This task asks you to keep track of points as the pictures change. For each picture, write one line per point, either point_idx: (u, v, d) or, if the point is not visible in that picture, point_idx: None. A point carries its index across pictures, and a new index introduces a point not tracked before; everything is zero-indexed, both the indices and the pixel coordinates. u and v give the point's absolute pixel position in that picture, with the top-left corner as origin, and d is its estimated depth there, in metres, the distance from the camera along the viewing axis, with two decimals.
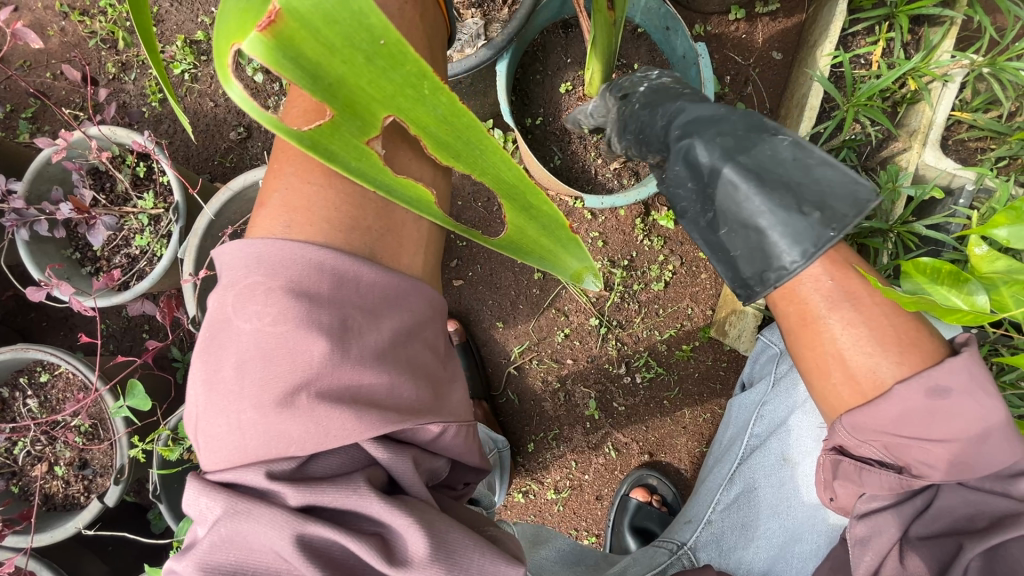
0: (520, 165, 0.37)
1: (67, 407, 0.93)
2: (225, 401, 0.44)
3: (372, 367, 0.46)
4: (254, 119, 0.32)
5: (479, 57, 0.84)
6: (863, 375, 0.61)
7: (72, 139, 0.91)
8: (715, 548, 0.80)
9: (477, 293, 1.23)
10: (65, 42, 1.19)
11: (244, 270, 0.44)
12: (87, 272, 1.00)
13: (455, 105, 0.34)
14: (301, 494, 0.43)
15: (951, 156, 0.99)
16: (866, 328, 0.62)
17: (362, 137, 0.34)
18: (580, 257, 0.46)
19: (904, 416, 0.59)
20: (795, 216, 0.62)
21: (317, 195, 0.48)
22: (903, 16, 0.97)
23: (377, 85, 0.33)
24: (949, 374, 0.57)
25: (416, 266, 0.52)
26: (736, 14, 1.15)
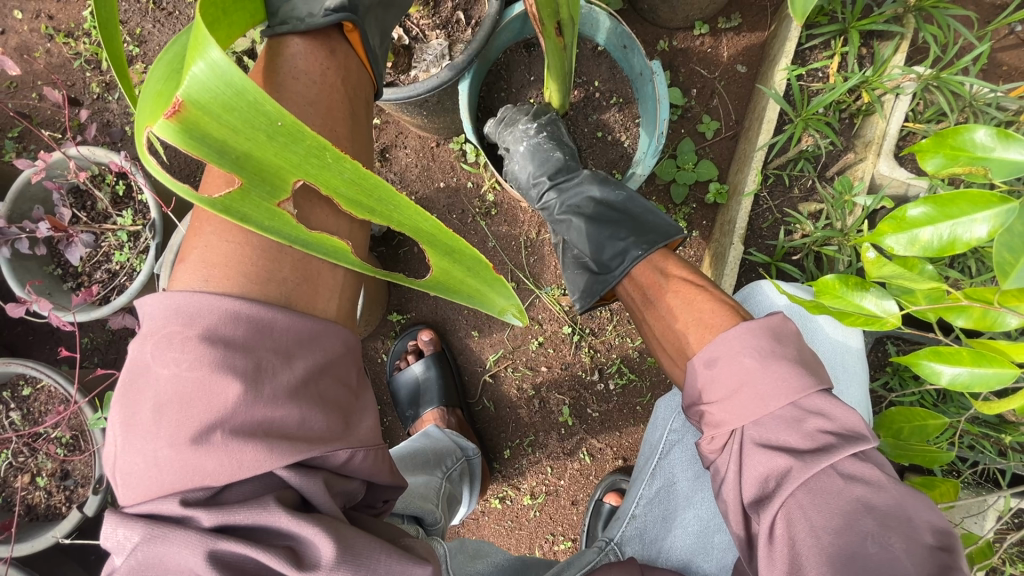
0: (434, 217, 0.39)
1: (48, 420, 0.95)
2: (142, 441, 0.45)
3: (285, 405, 0.47)
4: (172, 190, 0.36)
5: (441, 78, 0.87)
6: (672, 351, 0.74)
7: (50, 160, 0.95)
8: (638, 541, 0.83)
9: (453, 302, 1.26)
10: (51, 64, 1.23)
11: (163, 320, 0.47)
12: (68, 288, 1.03)
13: (359, 169, 0.36)
14: (214, 514, 0.45)
15: (906, 165, 1.02)
16: (671, 311, 0.74)
17: (272, 200, 0.38)
18: (506, 296, 0.48)
19: (700, 387, 0.66)
20: (620, 244, 0.85)
21: (235, 251, 0.51)
22: (855, 31, 1.00)
23: (283, 156, 0.36)
24: (716, 345, 0.65)
25: (331, 309, 0.55)
26: (701, 29, 1.18)
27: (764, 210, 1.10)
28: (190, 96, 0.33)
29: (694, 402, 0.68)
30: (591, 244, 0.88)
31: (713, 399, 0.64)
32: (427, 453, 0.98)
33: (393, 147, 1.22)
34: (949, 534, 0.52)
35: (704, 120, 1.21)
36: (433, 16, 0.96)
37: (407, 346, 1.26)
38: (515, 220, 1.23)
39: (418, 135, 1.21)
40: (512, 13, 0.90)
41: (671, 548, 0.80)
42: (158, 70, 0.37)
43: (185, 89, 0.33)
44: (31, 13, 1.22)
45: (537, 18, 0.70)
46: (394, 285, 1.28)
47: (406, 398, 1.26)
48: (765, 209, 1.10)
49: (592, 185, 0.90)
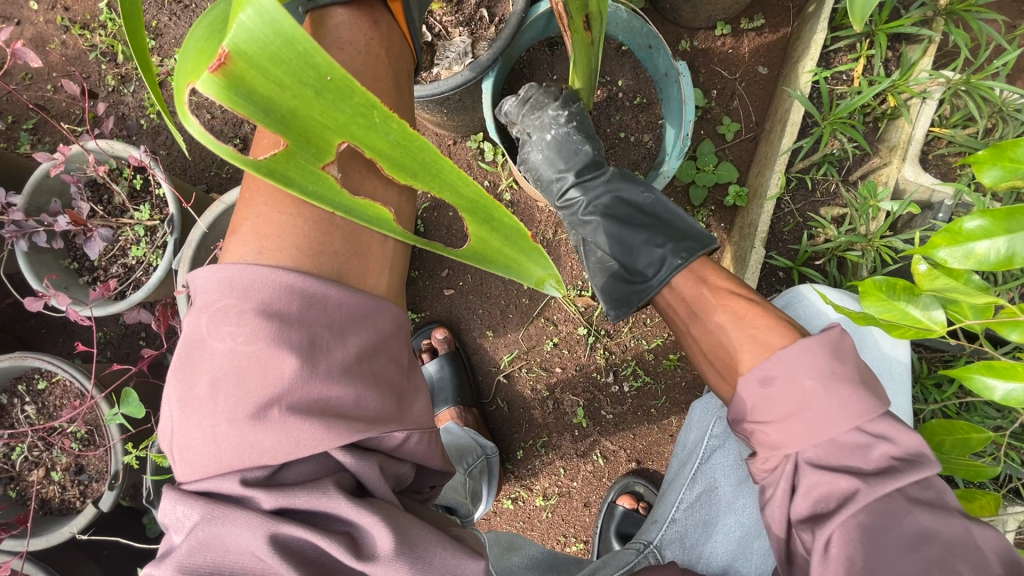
0: (477, 182, 0.39)
1: (64, 415, 0.95)
2: (198, 415, 0.46)
3: (340, 382, 0.47)
4: (213, 153, 0.34)
5: (464, 77, 0.87)
6: (720, 366, 0.72)
7: (69, 153, 0.94)
8: (679, 545, 0.83)
9: (467, 302, 1.25)
10: (66, 56, 1.22)
11: (218, 292, 0.46)
12: (85, 281, 1.03)
13: (407, 130, 0.36)
14: (275, 497, 0.46)
15: (930, 170, 1.01)
16: (717, 327, 0.72)
17: (317, 163, 0.36)
18: (545, 265, 0.48)
19: (753, 406, 0.65)
20: (655, 251, 0.85)
21: (287, 222, 0.50)
22: (882, 34, 0.99)
23: (329, 114, 0.35)
24: (773, 364, 0.64)
25: (382, 286, 0.54)
26: (722, 30, 1.17)
27: (785, 213, 1.09)
28: (237, 46, 0.31)
29: (744, 418, 0.66)
30: (622, 249, 0.87)
31: (769, 419, 0.63)
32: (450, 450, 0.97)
33: None
34: (1016, 562, 0.53)
35: (724, 122, 1.20)
36: (456, 13, 0.94)
37: (421, 344, 1.25)
38: (531, 220, 1.22)
39: (435, 133, 1.20)
40: (537, 11, 0.89)
41: (712, 554, 0.80)
42: (198, 31, 0.36)
43: (231, 39, 0.31)
44: (46, 4, 1.21)
45: (564, 13, 0.69)
46: (408, 283, 1.27)
47: None
48: (787, 213, 1.09)
49: (624, 187, 0.88)
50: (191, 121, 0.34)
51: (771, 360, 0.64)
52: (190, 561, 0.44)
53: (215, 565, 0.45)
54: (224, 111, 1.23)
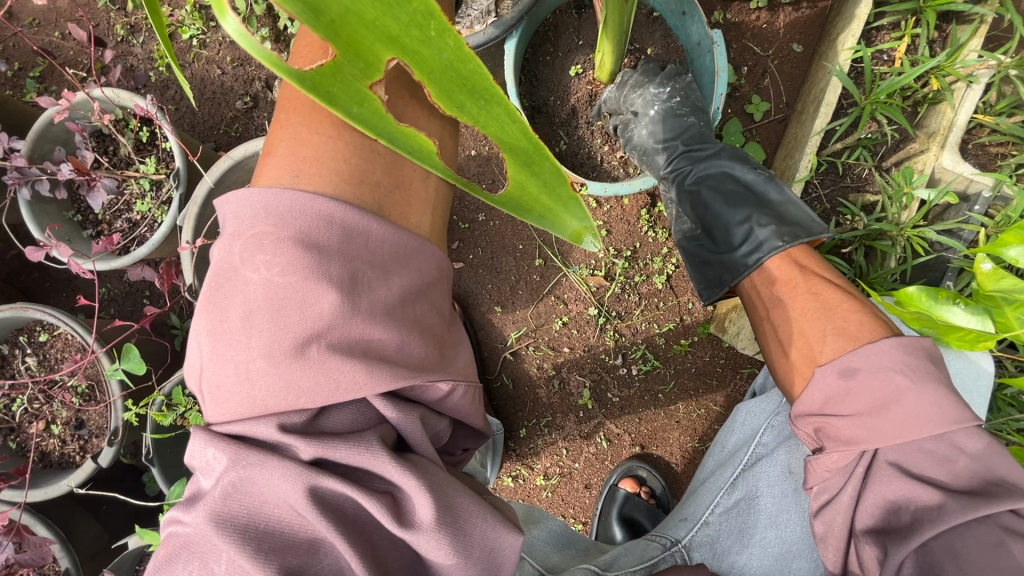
0: (525, 121, 0.44)
1: (65, 367, 0.94)
2: (232, 351, 0.47)
3: (380, 322, 0.50)
4: (250, 52, 0.35)
5: (486, 35, 0.83)
6: (794, 357, 0.74)
7: (75, 100, 0.91)
8: (710, 549, 0.84)
9: (477, 276, 1.22)
10: (74, 2, 1.18)
11: (253, 219, 0.48)
12: (88, 235, 1.00)
13: (461, 50, 0.39)
14: (313, 447, 0.47)
15: (969, 160, 0.96)
16: (801, 319, 0.74)
17: (364, 79, 0.39)
18: (580, 219, 0.53)
19: (829, 398, 0.67)
20: (755, 230, 0.85)
21: (325, 144, 0.52)
22: (930, 11, 0.93)
23: (380, 25, 0.37)
24: (858, 358, 0.66)
25: (424, 225, 0.57)
26: (758, 2, 1.11)
27: (813, 198, 1.04)
28: None
29: (814, 412, 0.69)
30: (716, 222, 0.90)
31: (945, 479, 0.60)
32: None
33: None
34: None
35: (753, 101, 1.14)
36: None
37: None
38: None
39: None
40: None
41: (745, 566, 0.82)
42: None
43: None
44: None
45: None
46: None
47: None
48: (814, 198, 1.05)
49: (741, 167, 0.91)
50: (231, 18, 0.36)
51: (857, 352, 0.66)
52: (225, 509, 0.46)
53: (254, 511, 0.47)
54: (235, 67, 1.19)
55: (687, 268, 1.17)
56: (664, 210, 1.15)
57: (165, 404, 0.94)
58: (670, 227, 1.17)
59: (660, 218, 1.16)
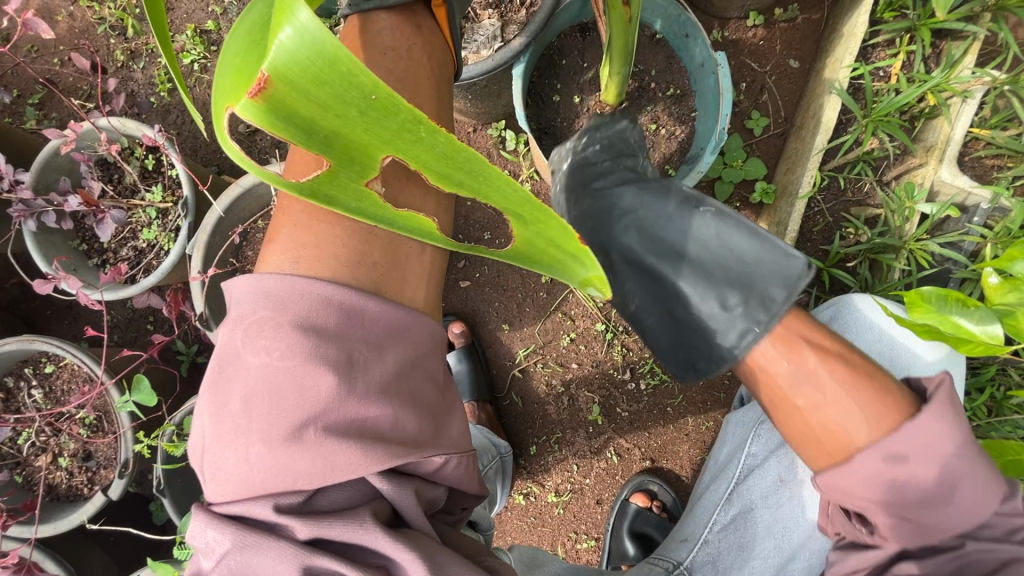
0: (527, 189, 0.34)
1: (73, 400, 0.93)
2: (233, 435, 0.47)
3: (376, 401, 0.48)
4: (255, 176, 0.34)
5: (494, 62, 0.84)
6: (826, 438, 0.60)
7: (81, 131, 0.91)
8: (712, 568, 0.83)
9: (484, 294, 1.23)
10: (74, 29, 1.18)
11: (254, 305, 0.48)
12: (94, 264, 1.00)
13: (452, 141, 0.33)
14: (310, 527, 0.46)
15: (966, 172, 0.98)
16: (836, 414, 0.59)
17: (361, 180, 0.36)
18: (591, 268, 0.43)
19: (868, 482, 0.57)
20: (722, 304, 0.68)
21: (328, 232, 0.52)
22: (925, 29, 0.95)
23: (371, 132, 0.33)
24: (905, 443, 0.55)
25: (418, 299, 0.56)
26: (754, 20, 1.13)
27: (816, 212, 1.07)
28: (276, 69, 0.30)
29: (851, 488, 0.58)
30: (672, 292, 0.72)
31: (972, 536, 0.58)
32: None
33: None
34: None
35: (753, 116, 1.16)
36: None
37: None
38: None
39: (455, 119, 1.18)
40: None
41: None
42: (236, 41, 0.34)
43: (270, 62, 0.30)
44: None
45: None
46: None
47: None
48: (817, 212, 1.07)
49: (680, 208, 0.74)
50: (234, 145, 0.33)
51: (900, 438, 0.56)
52: None
53: None
54: None
55: None
56: None
57: (176, 434, 0.93)
58: None
59: None
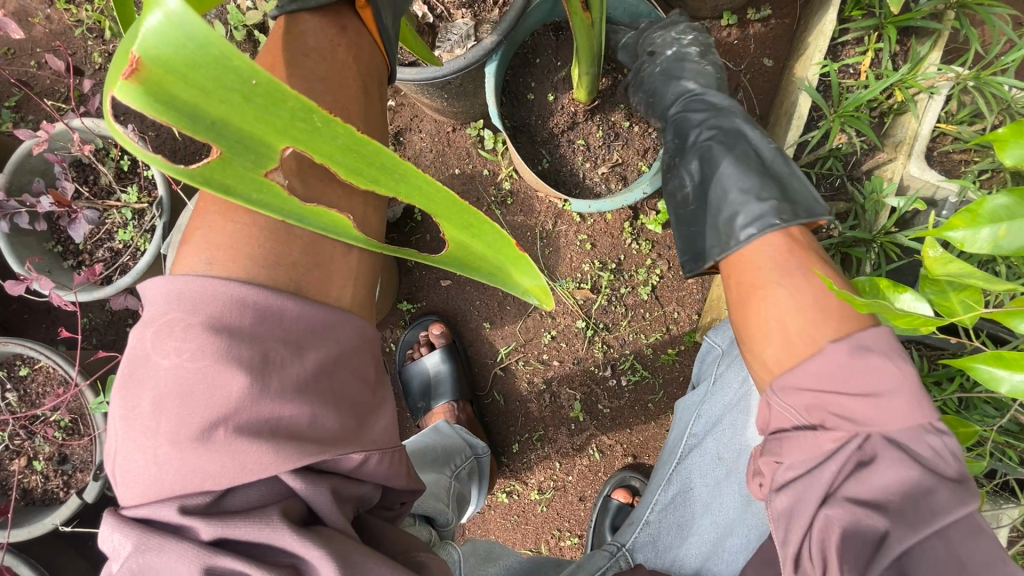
0: (442, 186, 0.40)
1: (47, 402, 0.92)
2: (142, 437, 0.45)
3: (292, 399, 0.47)
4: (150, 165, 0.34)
5: (468, 58, 0.84)
6: (793, 333, 0.65)
7: (54, 131, 0.90)
8: (652, 548, 0.87)
9: (465, 292, 1.24)
10: (51, 31, 1.18)
11: (165, 306, 0.47)
12: (69, 265, 0.99)
13: (355, 135, 0.36)
14: (214, 527, 0.44)
15: (934, 167, 1.00)
16: (807, 302, 0.65)
17: (258, 169, 0.36)
18: (530, 277, 0.51)
19: (827, 374, 0.61)
20: (756, 200, 0.78)
21: (241, 232, 0.51)
22: (891, 27, 0.97)
23: (265, 121, 0.34)
24: (871, 338, 0.60)
25: (345, 297, 0.55)
26: (728, 20, 1.15)
27: None
28: (149, 53, 0.30)
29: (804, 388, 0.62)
30: (704, 183, 0.86)
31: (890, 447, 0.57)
32: (437, 449, 0.98)
33: (407, 130, 1.20)
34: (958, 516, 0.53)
35: None
36: None
37: (418, 336, 1.23)
38: (531, 210, 1.20)
39: (434, 119, 1.18)
40: None
41: (684, 557, 0.84)
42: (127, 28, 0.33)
43: (142, 44, 0.29)
44: None
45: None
46: (404, 273, 1.25)
47: (418, 390, 1.25)
48: None
49: (757, 132, 0.86)
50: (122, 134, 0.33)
51: (863, 337, 0.61)
52: None
53: None
54: None
55: (670, 278, 1.20)
56: (647, 222, 1.18)
57: None
58: (654, 240, 1.19)
59: (643, 231, 1.19)
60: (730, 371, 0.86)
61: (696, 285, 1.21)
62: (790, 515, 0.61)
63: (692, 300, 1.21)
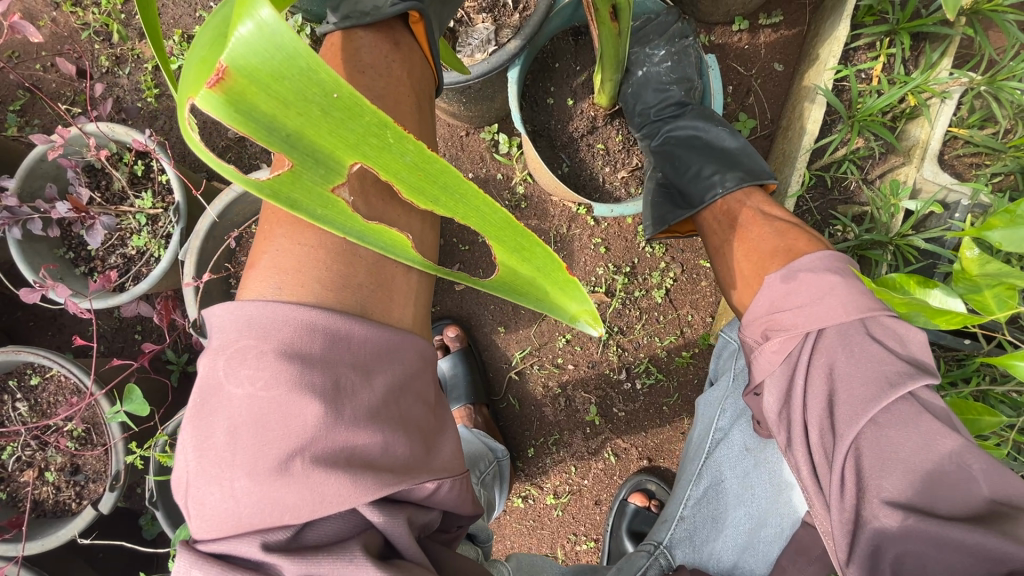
0: (505, 210, 0.39)
1: (61, 412, 0.90)
2: (217, 469, 0.45)
3: (366, 427, 0.47)
4: (220, 172, 0.34)
5: (491, 64, 0.84)
6: (747, 275, 0.75)
7: (69, 136, 0.89)
8: (689, 544, 0.86)
9: (479, 297, 1.24)
10: (57, 34, 1.16)
11: (236, 334, 0.46)
12: (81, 272, 0.98)
13: (423, 151, 0.36)
14: (298, 565, 0.44)
15: (947, 170, 1.01)
16: (754, 246, 0.76)
17: (326, 183, 0.35)
18: (579, 301, 0.48)
19: (772, 303, 0.69)
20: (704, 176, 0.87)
21: (308, 255, 0.50)
22: (904, 33, 0.99)
23: (338, 135, 0.34)
24: (801, 265, 0.67)
25: (406, 317, 0.55)
26: (740, 25, 1.15)
27: (804, 211, 1.10)
28: (237, 62, 0.30)
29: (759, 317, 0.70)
30: (668, 165, 0.92)
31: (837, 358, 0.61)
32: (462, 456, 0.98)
33: None
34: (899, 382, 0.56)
35: (740, 118, 1.19)
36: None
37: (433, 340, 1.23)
38: (545, 214, 1.20)
39: (447, 123, 1.18)
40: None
41: (721, 551, 0.84)
42: (207, 38, 0.33)
43: (230, 54, 0.30)
44: None
45: (591, 3, 0.68)
46: None
47: None
48: (806, 211, 1.10)
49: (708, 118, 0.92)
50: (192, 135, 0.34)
51: (793, 264, 0.68)
52: None
53: None
54: None
55: (684, 281, 1.20)
56: None
57: (168, 445, 0.91)
58: (667, 243, 1.20)
59: None
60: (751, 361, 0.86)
61: (710, 288, 1.21)
62: (791, 446, 0.64)
63: (706, 303, 1.22)
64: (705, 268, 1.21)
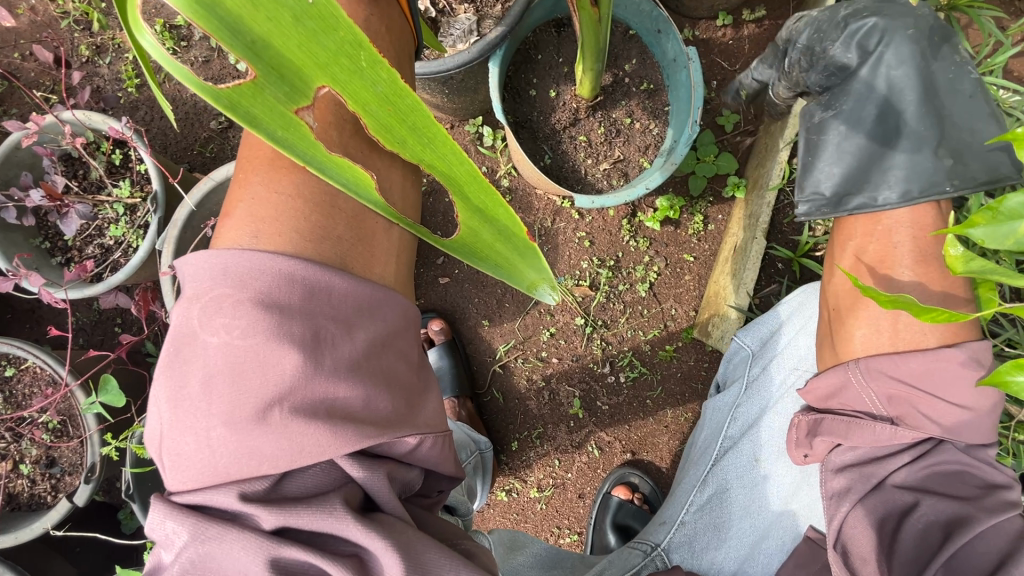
0: (472, 162, 0.41)
1: (35, 403, 0.89)
2: (191, 419, 0.44)
3: (345, 379, 0.47)
4: (173, 72, 0.33)
5: (472, 53, 0.84)
6: (898, 329, 0.66)
7: (44, 123, 0.88)
8: (687, 548, 0.85)
9: (464, 291, 1.24)
10: (36, 22, 1.14)
11: (209, 282, 0.45)
12: (57, 262, 0.96)
13: (396, 83, 0.37)
14: (275, 515, 0.45)
15: None
16: (913, 291, 0.66)
17: (290, 103, 0.35)
18: (537, 269, 0.50)
19: (922, 371, 0.64)
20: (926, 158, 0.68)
21: (287, 204, 0.48)
22: None
23: (309, 49, 0.35)
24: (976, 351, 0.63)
25: (387, 275, 0.54)
26: (724, 20, 1.16)
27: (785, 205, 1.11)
28: None
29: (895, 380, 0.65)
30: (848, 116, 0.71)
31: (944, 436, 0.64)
32: None
33: None
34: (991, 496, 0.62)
35: (723, 113, 1.18)
36: None
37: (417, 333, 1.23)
38: (529, 208, 1.20)
39: None
40: None
41: (720, 561, 0.84)
42: None
43: None
44: None
45: None
46: None
47: None
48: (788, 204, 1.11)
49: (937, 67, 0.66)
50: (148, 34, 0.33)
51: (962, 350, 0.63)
52: None
53: None
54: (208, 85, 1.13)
55: (668, 274, 1.21)
56: (645, 219, 1.19)
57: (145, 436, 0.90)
58: (651, 237, 1.20)
59: (641, 228, 1.19)
60: (767, 375, 0.89)
61: (694, 281, 1.22)
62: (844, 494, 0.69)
63: (690, 296, 1.22)
64: (688, 261, 1.21)
